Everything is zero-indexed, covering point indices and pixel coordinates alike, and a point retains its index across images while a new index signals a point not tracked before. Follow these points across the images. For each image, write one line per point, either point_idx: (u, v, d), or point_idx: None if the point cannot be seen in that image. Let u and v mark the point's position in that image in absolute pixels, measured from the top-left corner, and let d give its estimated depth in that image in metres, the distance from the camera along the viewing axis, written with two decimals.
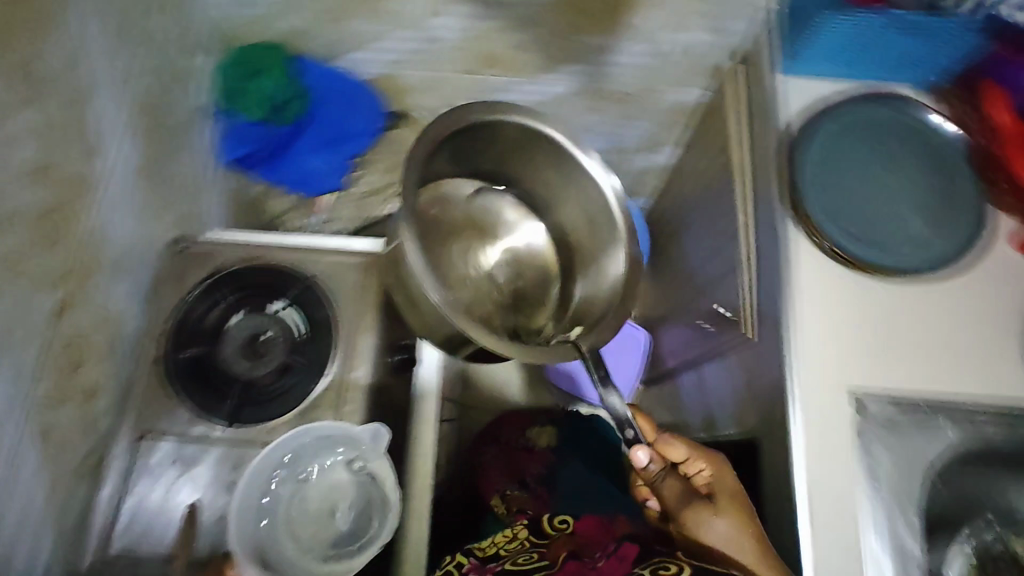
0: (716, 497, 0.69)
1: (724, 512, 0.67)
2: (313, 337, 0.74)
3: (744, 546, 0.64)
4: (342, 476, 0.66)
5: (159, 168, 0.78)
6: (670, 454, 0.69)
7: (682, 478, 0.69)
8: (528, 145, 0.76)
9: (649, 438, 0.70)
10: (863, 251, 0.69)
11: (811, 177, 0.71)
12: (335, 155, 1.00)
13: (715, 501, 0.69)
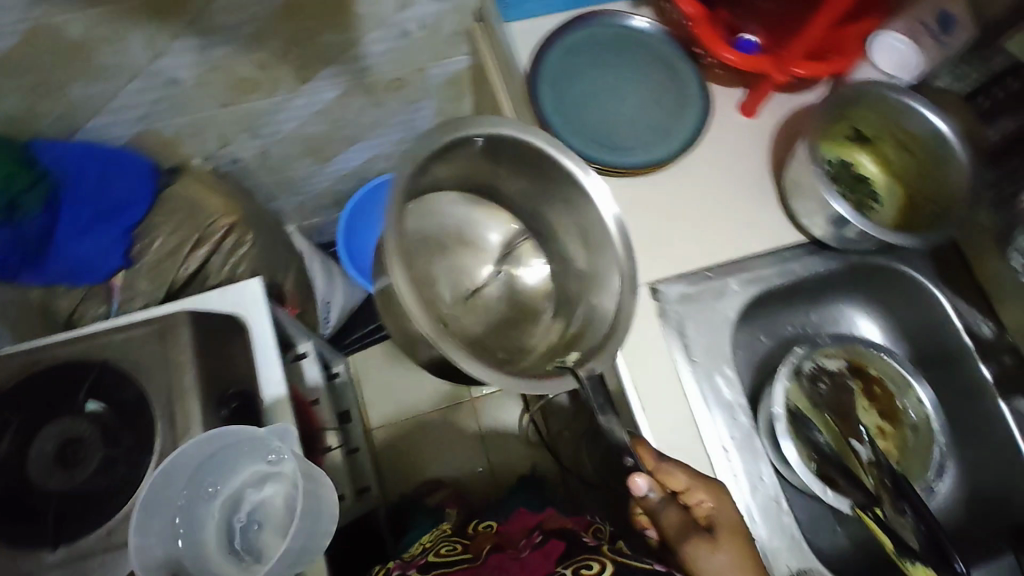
0: (716, 527, 0.60)
1: (727, 540, 0.59)
2: (113, 417, 0.70)
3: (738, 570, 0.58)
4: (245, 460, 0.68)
5: None
6: (671, 483, 0.61)
7: (683, 510, 0.60)
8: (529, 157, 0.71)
9: (650, 466, 0.61)
10: (622, 157, 0.74)
11: (555, 107, 0.75)
12: (104, 233, 0.92)
13: (716, 536, 0.59)
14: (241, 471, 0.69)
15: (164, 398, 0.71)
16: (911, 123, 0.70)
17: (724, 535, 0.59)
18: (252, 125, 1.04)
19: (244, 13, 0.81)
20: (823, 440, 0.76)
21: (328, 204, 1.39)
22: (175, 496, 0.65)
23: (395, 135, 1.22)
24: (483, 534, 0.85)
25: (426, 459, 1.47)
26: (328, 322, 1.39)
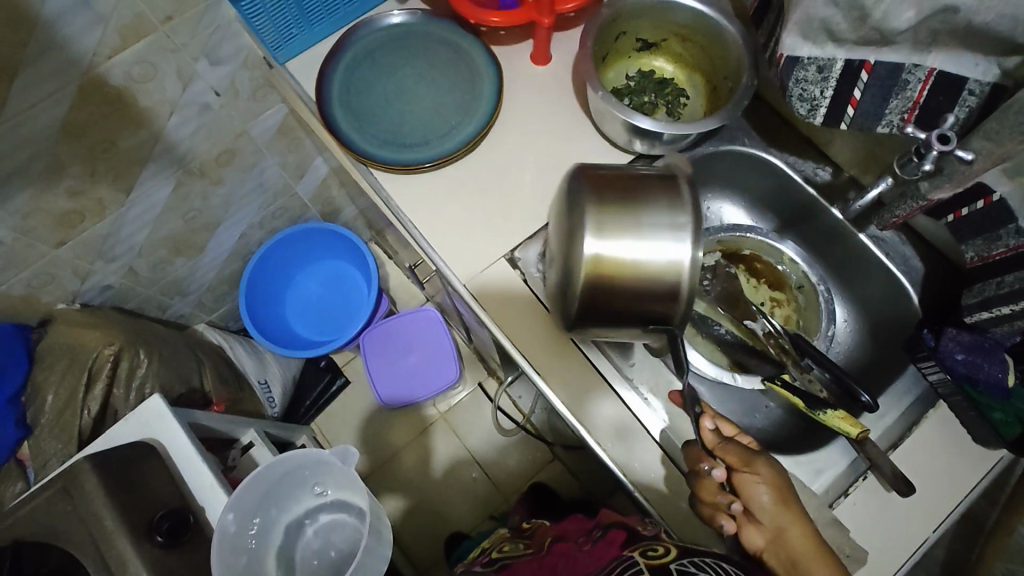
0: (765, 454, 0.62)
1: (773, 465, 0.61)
2: None
3: (783, 495, 0.58)
4: (311, 497, 0.89)
5: None
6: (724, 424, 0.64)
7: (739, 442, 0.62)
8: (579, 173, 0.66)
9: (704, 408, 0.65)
10: (444, 147, 0.76)
11: (361, 132, 0.76)
12: None
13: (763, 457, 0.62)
14: (294, 484, 0.85)
15: (94, 547, 0.70)
16: (677, 17, 0.74)
17: (771, 465, 0.60)
18: (102, 250, 1.02)
19: (31, 150, 0.80)
20: (724, 330, 0.78)
21: (226, 289, 1.38)
22: (248, 504, 0.78)
23: (254, 202, 1.22)
24: (540, 531, 0.72)
25: (421, 487, 1.48)
26: (273, 400, 1.37)
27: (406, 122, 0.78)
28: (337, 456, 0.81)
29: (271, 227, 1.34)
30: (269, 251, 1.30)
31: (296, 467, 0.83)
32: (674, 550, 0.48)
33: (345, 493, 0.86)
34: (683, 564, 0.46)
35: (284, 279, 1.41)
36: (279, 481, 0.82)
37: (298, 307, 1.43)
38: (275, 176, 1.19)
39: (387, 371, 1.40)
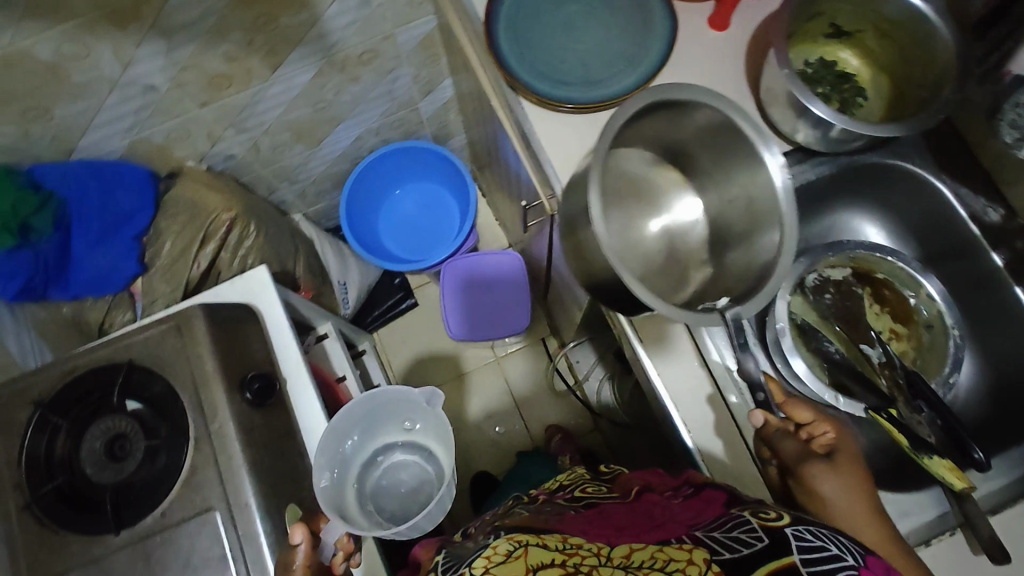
0: (832, 455, 0.64)
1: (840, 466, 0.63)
2: (152, 409, 0.76)
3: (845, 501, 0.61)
4: (397, 432, 0.93)
5: None
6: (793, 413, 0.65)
7: (801, 442, 0.64)
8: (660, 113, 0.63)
9: (778, 398, 0.67)
10: (596, 93, 0.73)
11: (520, 60, 0.75)
12: (114, 243, 0.97)
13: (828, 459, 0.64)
14: (380, 420, 0.91)
15: (192, 387, 0.76)
16: (886, 10, 0.68)
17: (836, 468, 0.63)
18: (237, 120, 1.06)
19: (205, 6, 0.82)
20: (833, 349, 0.76)
21: (329, 186, 1.42)
22: (342, 427, 0.84)
23: (378, 108, 1.23)
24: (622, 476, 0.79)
25: (460, 420, 1.52)
26: (348, 302, 1.42)
27: (566, 59, 0.76)
28: (423, 396, 0.88)
29: (385, 137, 1.36)
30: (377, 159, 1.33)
31: (386, 402, 0.89)
32: (787, 516, 0.55)
33: (432, 435, 0.91)
34: (798, 529, 0.53)
35: (384, 190, 1.44)
36: (373, 417, 0.89)
37: (391, 220, 1.47)
38: (405, 86, 1.20)
39: (452, 301, 1.41)
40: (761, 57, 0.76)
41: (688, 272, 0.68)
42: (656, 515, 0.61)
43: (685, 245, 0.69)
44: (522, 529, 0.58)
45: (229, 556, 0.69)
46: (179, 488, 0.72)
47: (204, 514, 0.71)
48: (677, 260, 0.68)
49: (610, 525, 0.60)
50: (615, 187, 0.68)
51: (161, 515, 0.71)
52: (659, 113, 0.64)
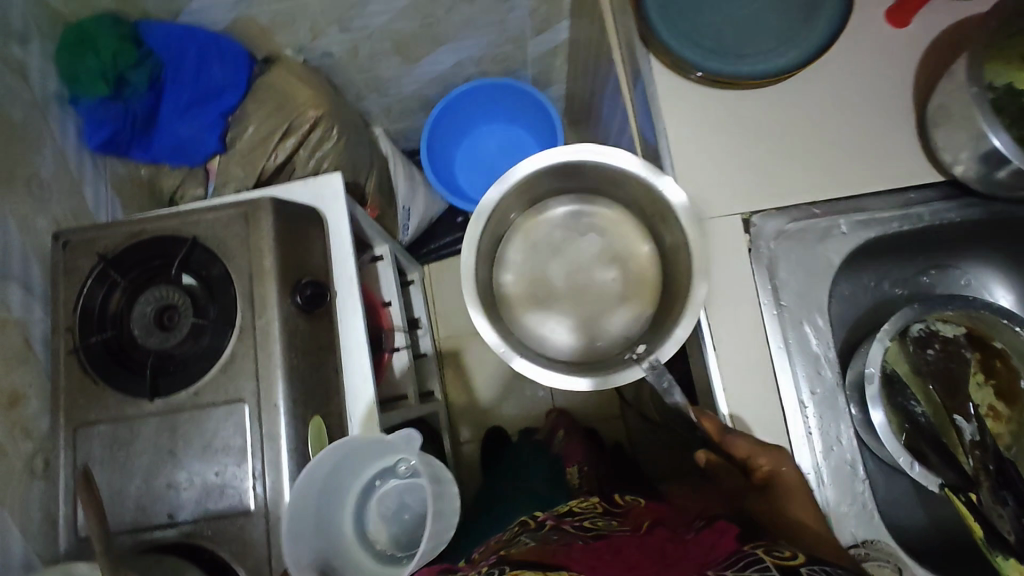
0: (772, 487, 0.57)
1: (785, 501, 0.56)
2: (205, 289, 0.76)
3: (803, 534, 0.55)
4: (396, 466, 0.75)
5: (20, 169, 0.76)
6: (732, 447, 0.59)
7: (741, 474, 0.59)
8: (554, 177, 0.79)
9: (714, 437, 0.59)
10: (739, 68, 0.66)
11: (664, 18, 0.68)
12: (201, 116, 0.96)
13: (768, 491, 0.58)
14: (363, 462, 0.72)
15: (246, 278, 0.75)
16: None
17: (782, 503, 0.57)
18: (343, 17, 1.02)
19: None
20: (920, 411, 0.69)
21: (416, 108, 1.37)
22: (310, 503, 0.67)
23: (485, 37, 1.16)
24: (636, 511, 0.71)
25: (489, 373, 1.50)
26: (408, 230, 1.39)
27: (711, 25, 0.68)
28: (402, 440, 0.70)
29: (484, 70, 1.29)
30: (472, 88, 1.28)
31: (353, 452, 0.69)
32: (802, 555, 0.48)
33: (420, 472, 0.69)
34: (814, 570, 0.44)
35: (471, 125, 1.40)
36: (346, 462, 0.70)
37: (469, 157, 1.42)
38: (519, 20, 1.12)
39: None
40: (937, 70, 0.66)
41: (642, 289, 0.82)
42: (668, 547, 0.54)
43: (634, 269, 0.83)
44: (529, 566, 0.51)
45: (250, 450, 0.70)
46: (216, 372, 0.72)
47: (235, 403, 0.71)
48: (630, 284, 0.82)
49: (619, 560, 0.52)
50: (547, 247, 0.84)
51: (194, 393, 0.72)
52: (543, 180, 0.78)
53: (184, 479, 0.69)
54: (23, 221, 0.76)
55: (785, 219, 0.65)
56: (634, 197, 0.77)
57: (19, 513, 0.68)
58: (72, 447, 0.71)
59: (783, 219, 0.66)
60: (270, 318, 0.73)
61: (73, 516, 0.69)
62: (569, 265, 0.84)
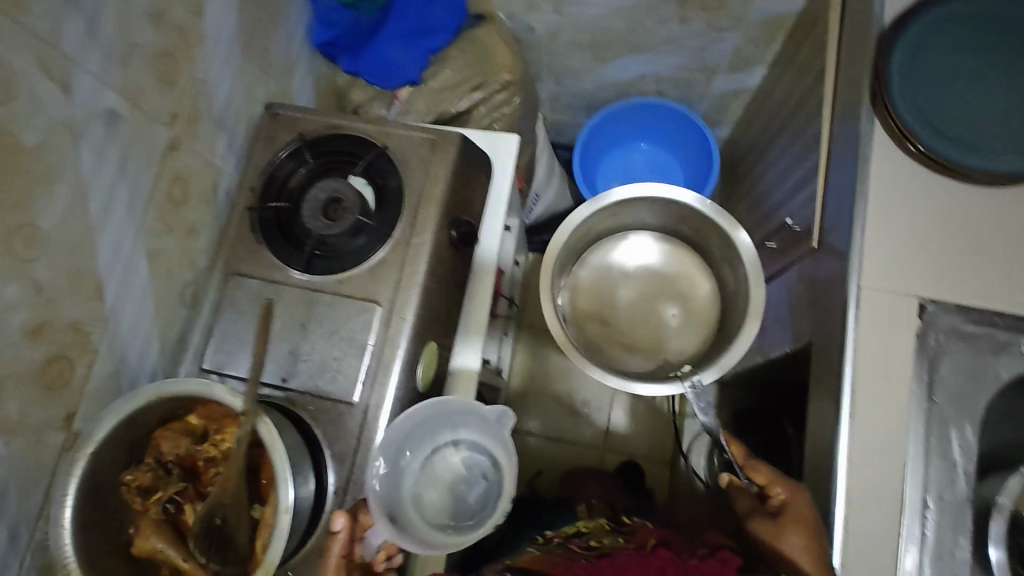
0: (781, 516, 0.60)
1: (790, 531, 0.58)
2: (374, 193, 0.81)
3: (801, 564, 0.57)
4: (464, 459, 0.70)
5: (258, 40, 0.84)
6: (750, 472, 0.64)
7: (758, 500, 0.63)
8: (630, 207, 0.96)
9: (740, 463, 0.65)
10: (967, 159, 0.64)
11: (900, 76, 0.68)
12: (411, 48, 1.01)
13: (778, 522, 0.59)
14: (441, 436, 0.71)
15: (416, 199, 0.79)
16: None
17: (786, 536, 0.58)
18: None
19: None
20: None
21: (583, 105, 1.40)
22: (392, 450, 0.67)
23: (680, 60, 1.18)
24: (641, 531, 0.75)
25: (558, 374, 1.52)
26: (534, 214, 1.42)
27: (949, 103, 0.67)
28: (495, 411, 0.71)
29: (662, 90, 1.31)
30: (645, 103, 1.30)
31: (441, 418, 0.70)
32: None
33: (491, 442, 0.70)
34: None
35: (629, 137, 1.41)
36: (432, 425, 0.70)
37: (614, 166, 1.44)
38: (721, 52, 1.13)
39: None
40: None
41: (696, 302, 1.01)
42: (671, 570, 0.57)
43: (692, 291, 1.02)
44: None
45: (369, 349, 0.74)
46: (362, 271, 0.77)
47: (370, 304, 0.75)
48: (690, 301, 1.02)
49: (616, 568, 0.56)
50: (611, 275, 1.03)
51: (338, 281, 0.77)
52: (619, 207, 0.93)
53: (304, 354, 0.74)
54: (248, 84, 0.83)
55: (962, 318, 0.63)
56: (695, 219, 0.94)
57: (163, 330, 0.75)
58: (220, 292, 0.78)
59: (961, 317, 0.63)
60: (424, 240, 0.77)
61: (200, 349, 0.76)
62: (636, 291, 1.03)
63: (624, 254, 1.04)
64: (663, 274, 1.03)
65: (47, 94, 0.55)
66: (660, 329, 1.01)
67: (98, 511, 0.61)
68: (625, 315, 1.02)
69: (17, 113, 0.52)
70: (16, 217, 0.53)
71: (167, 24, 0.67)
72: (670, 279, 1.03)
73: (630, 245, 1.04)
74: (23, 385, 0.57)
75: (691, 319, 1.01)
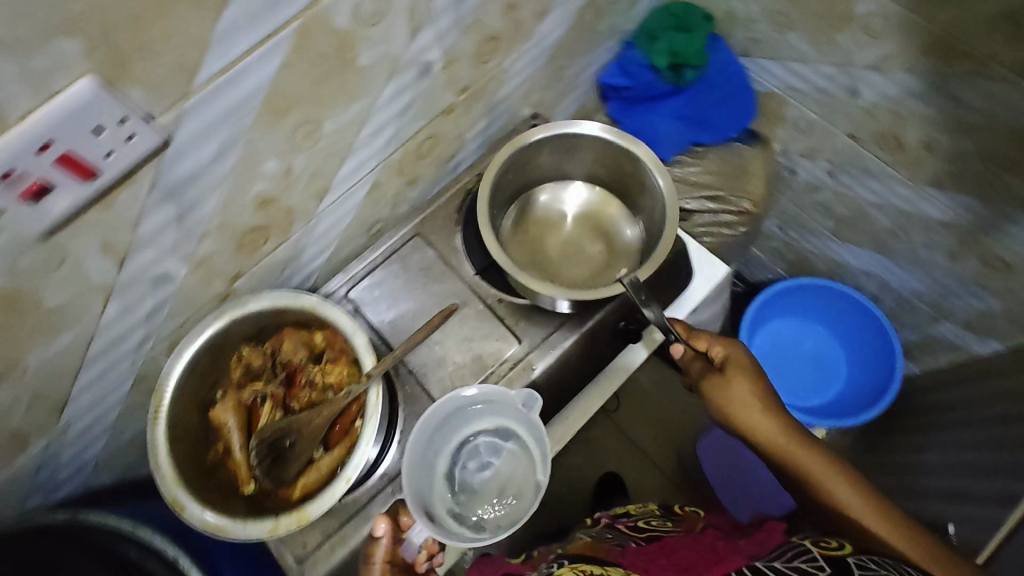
0: (726, 365, 0.72)
1: (737, 375, 0.71)
2: None
3: (754, 404, 0.69)
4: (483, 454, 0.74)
5: (563, 57, 0.86)
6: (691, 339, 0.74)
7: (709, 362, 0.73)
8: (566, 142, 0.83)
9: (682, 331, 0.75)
10: None
11: None
12: (680, 131, 0.99)
13: (722, 368, 0.72)
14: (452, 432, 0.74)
15: None
16: None
17: (737, 385, 0.70)
18: (843, 167, 0.97)
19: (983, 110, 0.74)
20: None
21: None
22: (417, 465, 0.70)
23: (916, 282, 1.03)
24: (691, 520, 0.81)
25: None
26: None
27: None
28: (519, 397, 0.71)
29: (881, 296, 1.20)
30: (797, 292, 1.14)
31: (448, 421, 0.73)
32: (848, 548, 0.57)
33: (501, 425, 0.74)
34: (861, 563, 0.52)
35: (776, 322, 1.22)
36: (444, 417, 0.72)
37: None
38: (966, 302, 0.97)
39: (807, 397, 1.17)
40: None
41: (610, 237, 0.88)
42: (718, 548, 0.64)
43: (602, 223, 0.89)
44: (588, 562, 0.66)
45: (487, 374, 0.74)
46: (524, 305, 0.77)
47: (511, 339, 0.76)
48: (612, 243, 0.88)
49: (675, 563, 0.62)
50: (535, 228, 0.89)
51: (497, 299, 0.77)
52: (550, 153, 0.85)
53: (433, 341, 0.75)
54: (530, 89, 0.86)
55: None
56: (600, 163, 0.86)
57: (342, 246, 0.79)
58: (401, 242, 0.81)
59: None
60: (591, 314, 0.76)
61: (357, 279, 0.79)
62: (568, 235, 0.89)
63: (551, 200, 0.90)
64: (583, 213, 0.90)
65: (396, 31, 0.59)
66: (595, 271, 0.86)
67: (209, 362, 0.68)
68: (555, 259, 0.87)
69: (367, 37, 0.57)
70: (310, 114, 0.59)
71: (514, 15, 0.71)
72: (585, 219, 0.89)
73: (559, 187, 0.90)
74: (225, 237, 0.63)
75: (619, 256, 0.87)
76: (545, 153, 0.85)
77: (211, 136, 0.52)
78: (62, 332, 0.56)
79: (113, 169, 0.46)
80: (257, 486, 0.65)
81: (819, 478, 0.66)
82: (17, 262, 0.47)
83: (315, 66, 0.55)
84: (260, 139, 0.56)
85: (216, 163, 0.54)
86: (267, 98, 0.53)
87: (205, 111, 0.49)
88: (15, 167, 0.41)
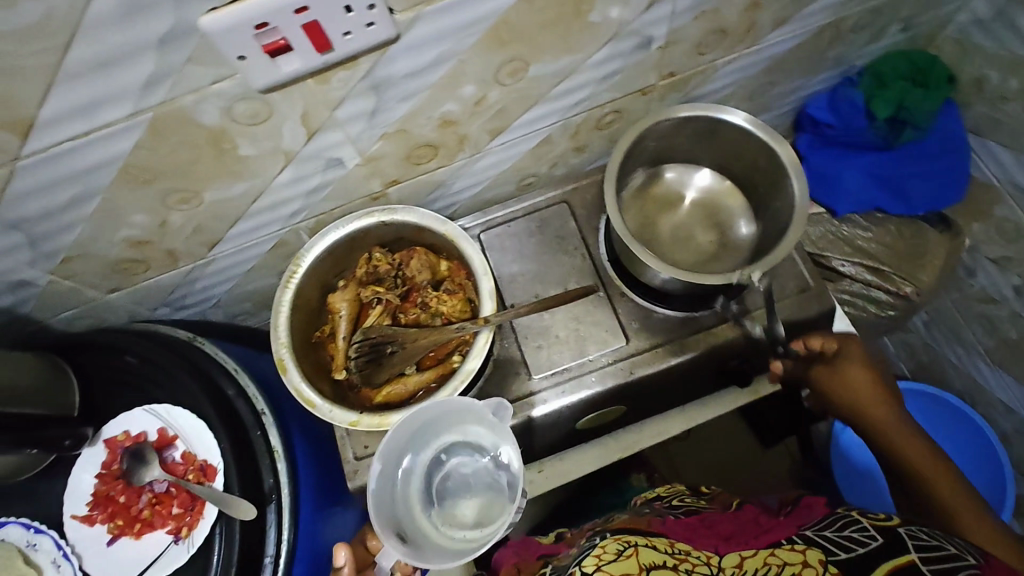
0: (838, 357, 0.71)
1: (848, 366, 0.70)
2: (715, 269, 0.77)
3: (863, 392, 0.69)
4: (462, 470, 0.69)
5: (778, 73, 0.80)
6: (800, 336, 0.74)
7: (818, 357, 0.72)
8: (705, 130, 0.73)
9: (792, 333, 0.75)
10: None
11: None
12: (867, 189, 0.90)
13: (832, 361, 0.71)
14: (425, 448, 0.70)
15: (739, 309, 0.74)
16: None
17: (851, 373, 0.70)
18: None
19: None
20: None
21: None
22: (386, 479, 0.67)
23: None
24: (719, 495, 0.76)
25: None
26: None
27: None
28: (489, 405, 0.67)
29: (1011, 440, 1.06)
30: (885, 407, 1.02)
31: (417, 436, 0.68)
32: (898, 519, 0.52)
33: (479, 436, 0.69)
34: (913, 530, 0.49)
35: None
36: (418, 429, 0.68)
37: None
38: None
39: None
40: None
41: (724, 233, 0.79)
42: (761, 523, 0.59)
43: (719, 217, 0.80)
44: (628, 530, 0.57)
45: (583, 360, 0.73)
46: (644, 308, 0.75)
47: (619, 335, 0.74)
48: (725, 239, 0.79)
49: (715, 533, 0.57)
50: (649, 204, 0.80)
51: (619, 293, 0.76)
52: (685, 136, 0.75)
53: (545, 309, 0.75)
54: (731, 94, 0.81)
55: None
56: (738, 158, 0.75)
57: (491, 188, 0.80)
58: (547, 203, 0.80)
59: None
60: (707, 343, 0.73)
61: (494, 222, 0.80)
62: (682, 218, 0.80)
63: (672, 181, 0.81)
64: (702, 202, 0.80)
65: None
66: (700, 263, 0.78)
67: (344, 251, 0.71)
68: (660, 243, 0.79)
69: None
70: (522, 54, 0.58)
71: (753, 15, 0.66)
72: (701, 209, 0.80)
73: (683, 171, 0.80)
74: (399, 143, 0.64)
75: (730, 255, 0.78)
76: (682, 135, 0.75)
77: (431, 46, 0.53)
78: (241, 180, 0.60)
79: (343, 50, 0.48)
80: (347, 377, 0.69)
81: (927, 472, 0.63)
82: (234, 107, 0.51)
83: (548, 9, 0.54)
84: (469, 63, 0.56)
85: (423, 73, 0.55)
86: (493, 27, 0.53)
87: (438, 21, 0.50)
88: (270, 22, 0.43)
